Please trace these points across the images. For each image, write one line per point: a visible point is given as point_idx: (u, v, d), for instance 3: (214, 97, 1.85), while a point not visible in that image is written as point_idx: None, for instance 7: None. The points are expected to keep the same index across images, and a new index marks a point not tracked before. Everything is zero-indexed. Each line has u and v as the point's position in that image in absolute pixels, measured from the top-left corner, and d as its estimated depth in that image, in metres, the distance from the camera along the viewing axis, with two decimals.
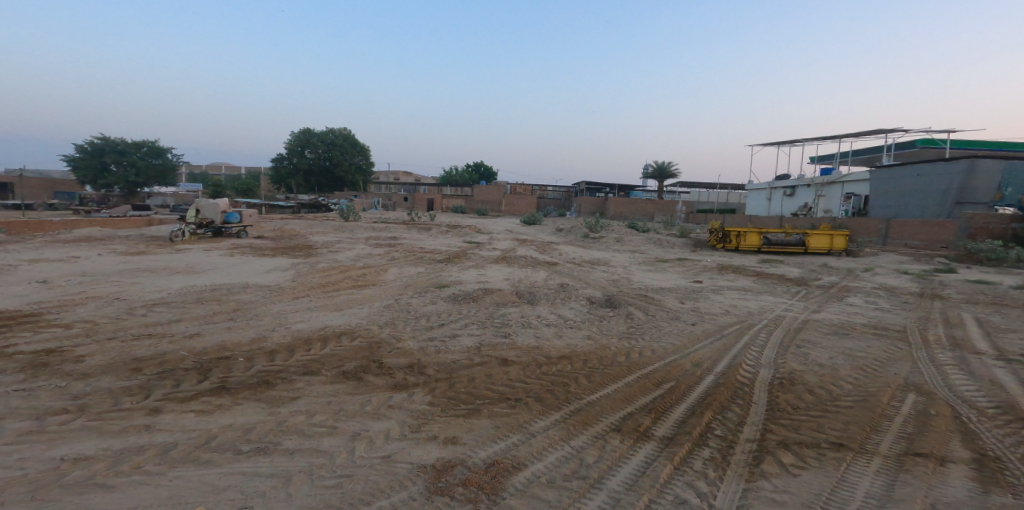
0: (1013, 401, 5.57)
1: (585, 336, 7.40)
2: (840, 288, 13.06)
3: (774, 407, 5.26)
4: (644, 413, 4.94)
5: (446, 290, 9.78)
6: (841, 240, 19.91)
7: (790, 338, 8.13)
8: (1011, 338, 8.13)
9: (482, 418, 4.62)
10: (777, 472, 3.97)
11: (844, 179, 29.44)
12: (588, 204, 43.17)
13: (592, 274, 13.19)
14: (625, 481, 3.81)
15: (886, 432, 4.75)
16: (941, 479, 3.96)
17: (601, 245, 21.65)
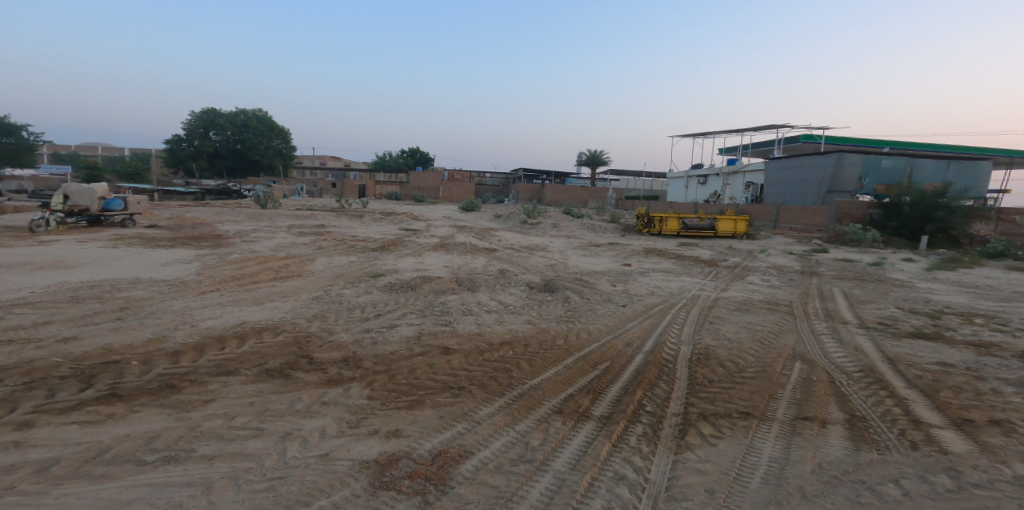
0: (872, 364, 6.42)
1: (525, 321, 7.57)
2: (744, 268, 14.19)
3: (695, 382, 5.70)
4: (583, 395, 5.17)
5: (382, 279, 9.59)
6: (744, 225, 21.53)
7: (704, 315, 8.78)
8: (870, 308, 9.35)
9: (426, 409, 4.65)
10: (699, 443, 4.32)
11: (744, 170, 32.63)
12: (525, 191, 43.51)
13: (530, 259, 13.38)
14: (569, 461, 4.00)
15: (781, 399, 5.31)
16: (823, 438, 4.49)
17: (537, 230, 21.99)
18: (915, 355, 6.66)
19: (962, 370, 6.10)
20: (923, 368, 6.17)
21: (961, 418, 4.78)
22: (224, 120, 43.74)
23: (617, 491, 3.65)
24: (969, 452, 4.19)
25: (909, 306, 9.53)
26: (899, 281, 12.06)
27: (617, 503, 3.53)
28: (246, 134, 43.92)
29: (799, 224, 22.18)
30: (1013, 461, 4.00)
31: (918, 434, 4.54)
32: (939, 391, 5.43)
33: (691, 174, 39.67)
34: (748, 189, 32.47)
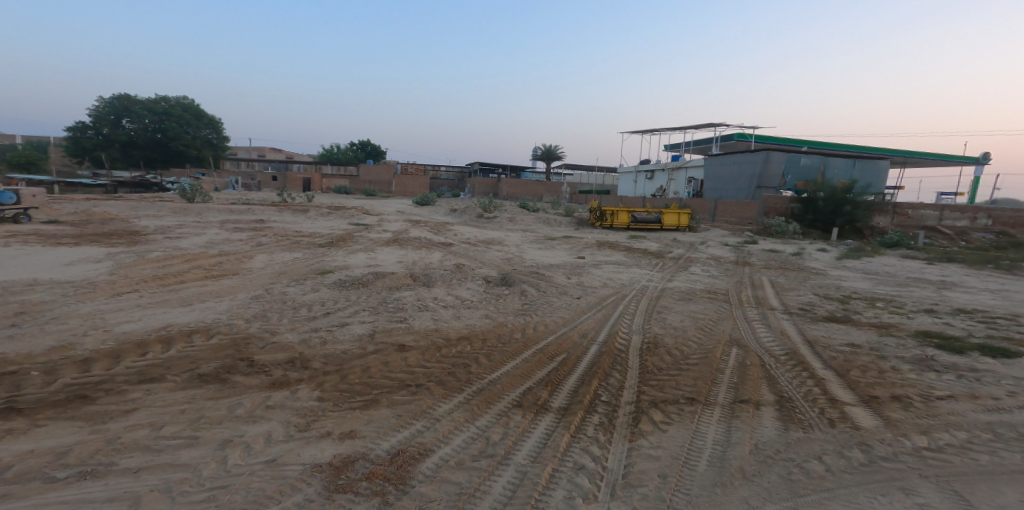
0: (796, 346, 6.84)
1: (483, 315, 7.46)
2: (687, 259, 14.73)
3: (647, 371, 5.85)
4: (541, 387, 5.17)
5: (331, 276, 9.30)
6: (688, 218, 22.18)
7: (652, 305, 9.05)
8: (793, 295, 9.99)
9: (382, 408, 4.52)
10: (651, 430, 4.41)
11: (686, 165, 33.97)
12: (480, 185, 43.28)
13: (486, 254, 13.27)
14: (530, 453, 3.97)
15: (722, 384, 5.54)
16: (758, 419, 4.69)
17: (493, 224, 21.92)
18: (829, 337, 7.19)
19: (867, 350, 6.61)
20: (835, 349, 6.65)
21: (868, 395, 5.17)
22: (139, 107, 41.30)
23: (577, 480, 3.64)
24: (878, 428, 4.50)
25: (822, 292, 10.29)
26: (814, 270, 12.98)
27: (577, 492, 3.51)
28: (166, 122, 41.42)
29: (733, 217, 23.98)
30: (916, 435, 4.34)
31: (834, 412, 4.85)
32: (850, 371, 5.85)
33: (639, 168, 40.72)
34: (689, 184, 33.78)
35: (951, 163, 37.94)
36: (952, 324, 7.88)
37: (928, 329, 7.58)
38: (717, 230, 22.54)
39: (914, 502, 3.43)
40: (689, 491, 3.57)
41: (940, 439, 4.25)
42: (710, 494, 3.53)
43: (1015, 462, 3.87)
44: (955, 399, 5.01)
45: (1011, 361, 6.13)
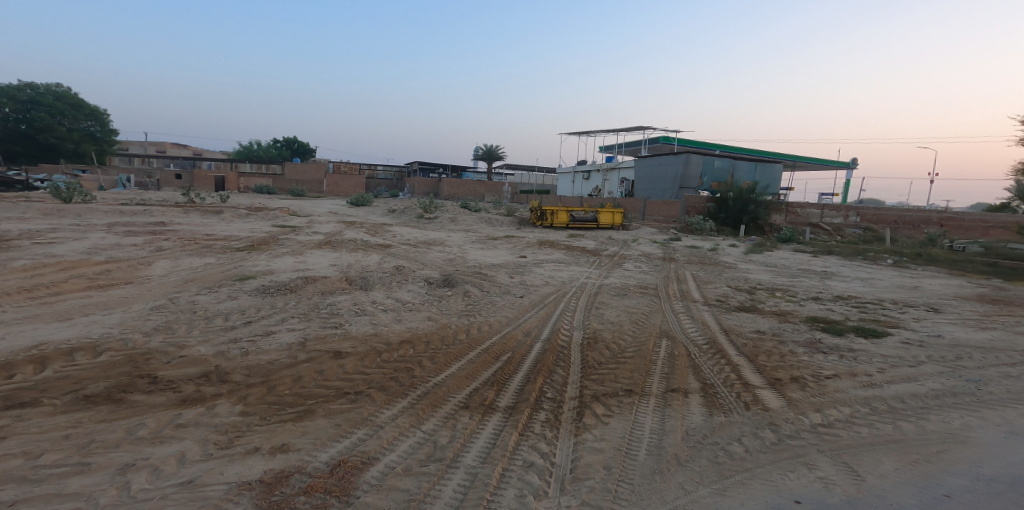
0: (715, 335, 7.31)
1: (425, 318, 7.37)
2: (621, 256, 15.26)
3: (589, 365, 6.05)
4: (487, 387, 5.20)
5: (252, 282, 8.86)
6: (621, 217, 23.18)
7: (591, 302, 9.32)
8: (713, 288, 10.64)
9: (318, 419, 4.37)
10: (594, 423, 4.55)
11: (619, 166, 35.32)
12: (422, 185, 42.63)
13: (427, 255, 13.08)
14: (479, 455, 3.95)
15: (655, 375, 5.81)
16: (687, 407, 4.96)
17: (435, 225, 21.64)
18: (741, 325, 7.78)
19: (770, 335, 7.24)
20: (745, 336, 7.22)
21: (773, 378, 5.63)
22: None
23: (527, 478, 3.66)
24: (782, 408, 4.90)
25: (734, 284, 11.09)
26: (725, 264, 13.95)
27: (528, 490, 3.52)
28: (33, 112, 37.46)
29: (659, 216, 25.40)
30: (811, 412, 4.78)
31: (747, 395, 5.22)
32: (758, 356, 6.34)
33: (575, 169, 41.76)
34: (622, 184, 35.02)
35: (845, 166, 42.28)
36: (831, 309, 8.80)
37: (814, 314, 8.42)
38: (647, 228, 23.58)
39: (817, 476, 3.72)
40: (632, 480, 3.68)
41: (831, 415, 4.71)
42: (650, 482, 3.65)
43: (892, 432, 4.36)
44: (838, 378, 5.57)
45: (880, 341, 6.95)
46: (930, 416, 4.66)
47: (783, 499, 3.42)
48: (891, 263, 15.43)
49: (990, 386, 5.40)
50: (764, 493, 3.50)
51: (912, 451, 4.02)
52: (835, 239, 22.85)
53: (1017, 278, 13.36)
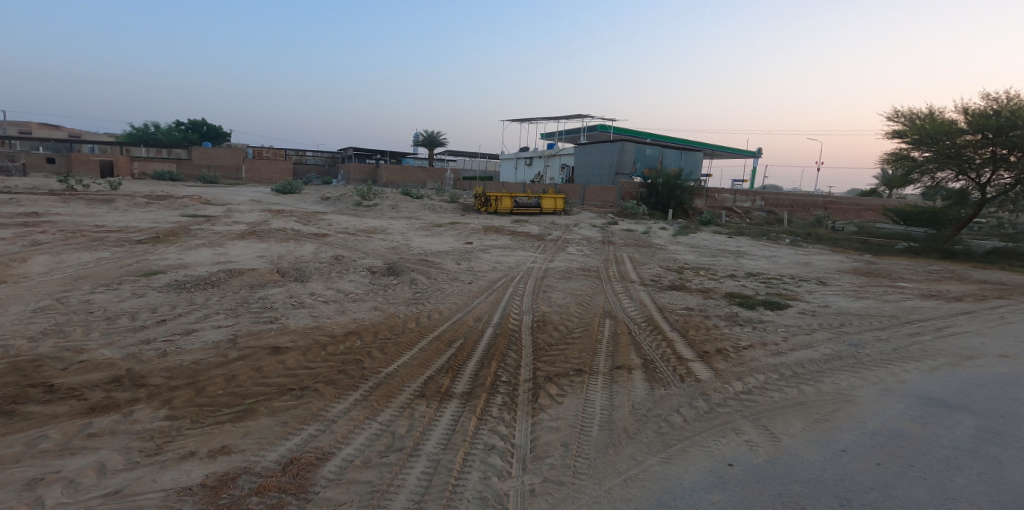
0: (651, 313, 7.88)
1: (372, 307, 7.29)
2: (564, 241, 15.72)
3: (540, 348, 6.39)
4: (442, 374, 5.41)
5: (162, 277, 8.14)
6: (563, 202, 23.89)
7: (538, 285, 9.69)
8: (648, 269, 11.31)
9: (261, 418, 4.16)
10: (549, 403, 4.89)
11: (559, 153, 36.11)
12: (358, 172, 41.40)
13: (369, 244, 12.86)
14: (440, 441, 4.14)
15: (601, 353, 6.25)
16: (630, 382, 5.40)
17: (375, 213, 21.20)
18: (673, 302, 8.45)
19: (697, 311, 7.92)
20: (677, 313, 7.84)
21: (702, 351, 6.21)
22: None
23: (490, 461, 3.88)
24: (711, 378, 5.45)
25: (665, 265, 11.83)
26: (656, 246, 14.76)
27: (492, 472, 3.75)
28: None
29: (598, 201, 26.28)
30: (734, 381, 5.36)
31: (681, 369, 5.74)
32: (688, 330, 6.98)
33: (516, 156, 42.18)
34: (563, 170, 35.74)
35: (757, 156, 45.82)
36: (746, 285, 9.66)
37: (732, 290, 9.24)
38: (586, 213, 24.33)
39: (742, 439, 4.22)
40: (588, 455, 4.01)
41: (749, 382, 5.30)
42: (604, 455, 3.99)
43: (797, 395, 5.00)
44: (754, 348, 6.24)
45: (782, 312, 7.78)
46: (823, 379, 5.36)
47: (717, 463, 3.87)
48: (790, 242, 17.01)
49: (867, 348, 6.27)
50: (702, 459, 3.93)
51: (813, 411, 4.65)
52: (745, 220, 24.83)
53: (888, 254, 15.26)
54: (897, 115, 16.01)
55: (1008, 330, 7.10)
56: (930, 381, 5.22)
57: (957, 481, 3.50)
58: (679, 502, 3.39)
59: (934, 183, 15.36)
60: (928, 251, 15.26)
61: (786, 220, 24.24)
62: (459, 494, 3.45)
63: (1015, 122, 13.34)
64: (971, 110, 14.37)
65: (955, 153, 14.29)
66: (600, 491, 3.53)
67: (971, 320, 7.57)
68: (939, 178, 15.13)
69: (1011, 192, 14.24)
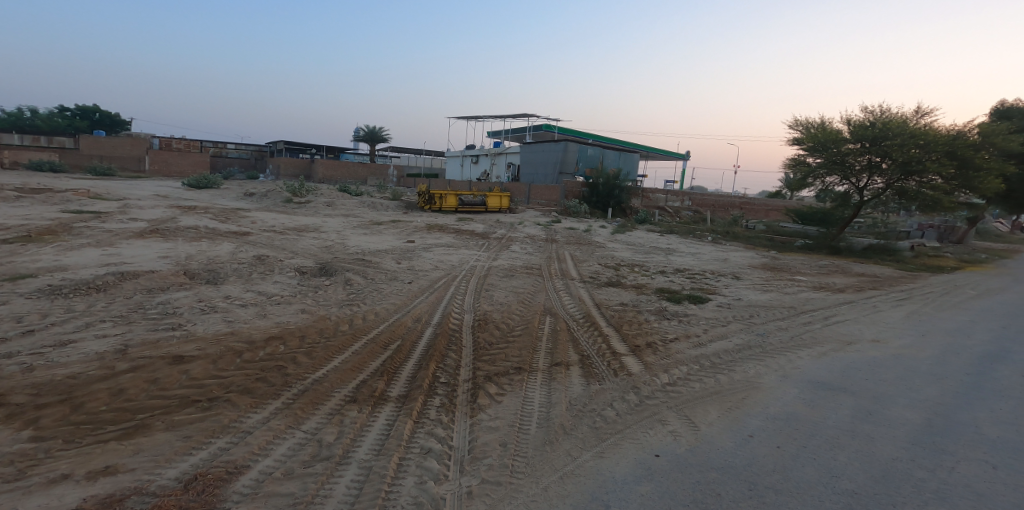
0: (589, 310, 8.03)
1: (299, 310, 6.92)
2: (508, 239, 15.76)
3: (480, 347, 6.34)
4: (377, 378, 5.24)
5: (31, 282, 7.27)
6: (508, 200, 24.03)
7: (480, 284, 9.62)
8: (587, 266, 11.54)
9: (156, 434, 3.83)
10: (488, 403, 4.85)
11: (505, 151, 36.20)
12: (290, 167, 39.51)
13: (298, 243, 12.28)
14: (372, 448, 3.98)
15: (540, 351, 6.27)
16: (567, 379, 5.46)
17: (307, 210, 20.26)
18: (609, 299, 8.66)
19: (632, 306, 8.16)
20: (613, 308, 8.05)
21: (635, 345, 6.40)
22: None
23: (426, 465, 3.78)
24: (641, 371, 5.61)
25: (603, 262, 12.16)
26: (595, 243, 15.14)
27: (428, 476, 3.65)
28: None
29: (543, 200, 26.59)
30: (661, 373, 5.55)
31: (615, 363, 5.87)
32: (623, 325, 7.17)
33: (462, 153, 41.89)
34: (509, 169, 35.87)
35: (687, 158, 48.07)
36: (674, 281, 10.08)
37: (662, 286, 9.60)
38: (530, 212, 24.51)
39: (668, 430, 4.36)
40: (526, 453, 4.00)
41: (673, 374, 5.51)
42: (542, 453, 3.99)
43: (714, 384, 5.25)
44: (679, 341, 6.51)
45: (703, 306, 8.18)
46: (735, 368, 5.66)
47: (646, 455, 3.97)
48: (712, 239, 17.97)
49: (770, 336, 6.71)
50: (632, 452, 4.02)
51: (728, 399, 4.89)
52: (675, 219, 25.99)
53: (789, 250, 16.52)
54: (796, 124, 17.22)
55: (881, 317, 7.89)
56: (821, 366, 5.67)
57: (840, 459, 3.78)
58: (612, 497, 3.42)
59: (824, 187, 16.81)
60: (818, 247, 16.65)
61: (709, 219, 25.62)
62: (393, 501, 3.34)
63: (886, 133, 14.70)
64: (853, 121, 15.66)
65: (841, 160, 15.64)
66: (538, 489, 3.53)
67: (851, 309, 8.30)
68: (828, 182, 16.61)
69: (883, 195, 15.91)
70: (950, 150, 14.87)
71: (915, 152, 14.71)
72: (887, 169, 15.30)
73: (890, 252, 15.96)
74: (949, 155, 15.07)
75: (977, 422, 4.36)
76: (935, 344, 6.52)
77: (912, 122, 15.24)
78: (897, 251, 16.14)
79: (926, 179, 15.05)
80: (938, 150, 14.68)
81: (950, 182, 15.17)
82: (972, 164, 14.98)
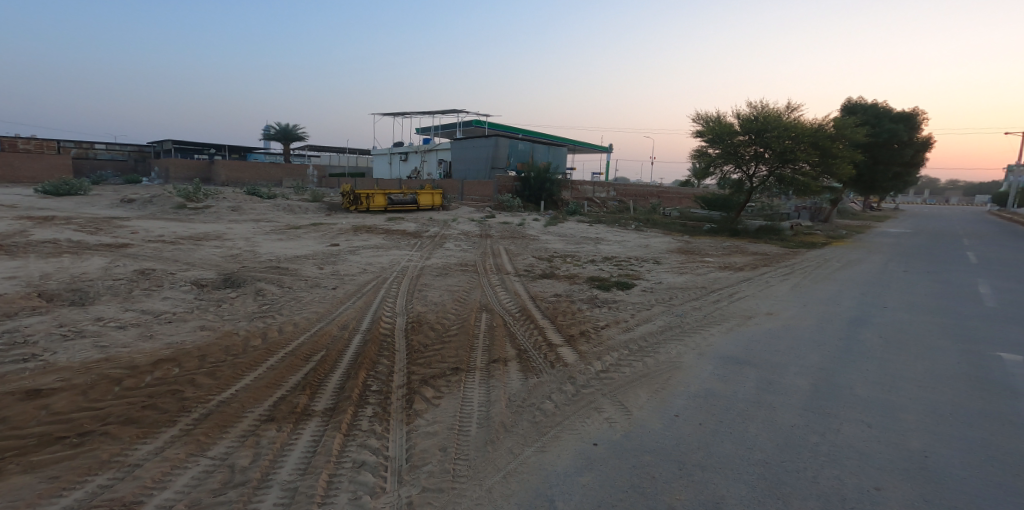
0: (525, 303, 7.90)
1: (196, 328, 6.23)
2: (441, 237, 15.40)
3: (414, 350, 6.00)
4: (298, 393, 4.79)
5: None
6: (440, 198, 23.61)
7: (413, 285, 9.23)
8: (522, 260, 11.45)
9: (13, 478, 3.23)
10: (426, 408, 4.55)
11: (436, 148, 35.51)
12: (186, 169, 36.34)
13: (195, 253, 11.23)
14: (297, 467, 3.58)
15: (478, 349, 6.05)
16: (506, 375, 5.26)
17: (207, 217, 18.66)
18: (544, 290, 8.58)
19: (565, 296, 8.13)
20: (547, 300, 7.98)
21: (570, 335, 6.34)
22: None
23: (360, 479, 3.43)
24: (576, 361, 5.54)
25: (536, 254, 12.11)
26: (529, 237, 15.13)
27: (363, 490, 3.31)
28: None
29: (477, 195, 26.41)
30: (595, 361, 5.50)
31: (551, 355, 5.75)
32: (558, 316, 7.10)
33: (391, 151, 40.68)
34: (440, 165, 35.23)
35: (610, 150, 49.48)
36: (602, 269, 10.22)
37: (592, 274, 9.69)
38: (464, 208, 24.17)
39: (605, 417, 4.29)
40: (467, 455, 3.75)
41: (607, 360, 5.48)
42: (483, 454, 3.76)
43: (642, 367, 5.27)
44: (610, 327, 6.54)
45: (630, 291, 8.32)
46: (660, 350, 5.73)
47: (584, 444, 3.85)
48: (636, 227, 18.52)
49: (688, 316, 6.91)
50: (571, 443, 3.89)
51: (655, 381, 4.91)
52: (603, 210, 26.61)
53: (698, 234, 17.36)
54: (699, 117, 18.14)
55: (772, 290, 8.43)
56: (731, 341, 5.88)
57: (751, 430, 3.87)
58: (555, 491, 3.26)
59: (722, 176, 17.72)
60: (720, 230, 17.65)
61: (633, 209, 26.54)
62: None
63: (767, 126, 15.94)
64: (741, 114, 16.82)
65: (734, 151, 16.73)
66: (481, 491, 3.29)
67: (749, 285, 8.79)
68: (725, 171, 17.50)
69: (768, 182, 17.17)
70: (813, 141, 16.09)
71: (788, 143, 15.95)
72: (768, 158, 16.55)
73: (776, 233, 17.22)
74: (813, 145, 16.33)
75: (854, 383, 4.66)
76: (815, 313, 7.03)
77: (788, 115, 16.55)
78: (782, 231, 17.48)
79: (798, 166, 16.40)
80: (805, 141, 16.00)
81: (814, 168, 16.43)
82: (831, 153, 16.35)
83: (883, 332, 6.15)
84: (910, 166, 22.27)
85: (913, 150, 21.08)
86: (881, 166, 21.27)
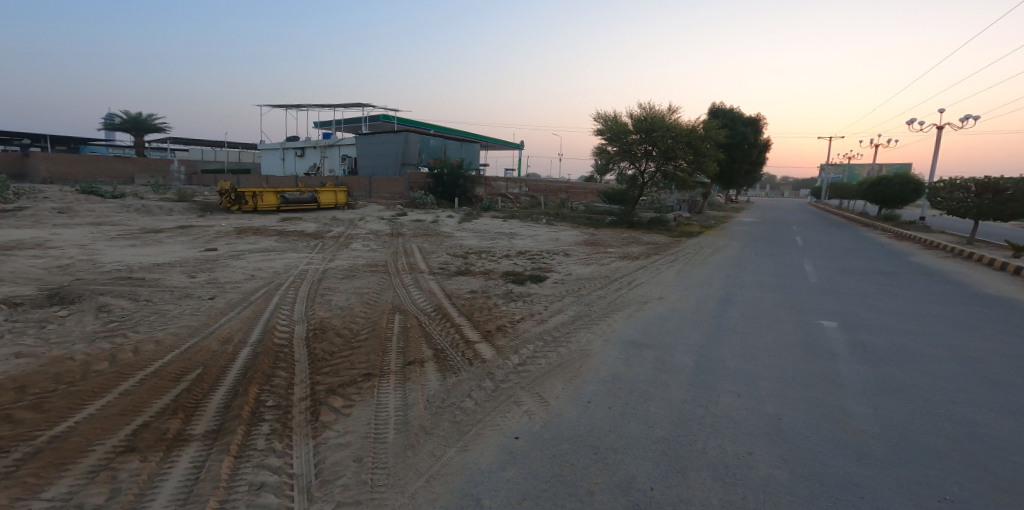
0: (440, 302, 7.41)
1: (9, 357, 5.01)
2: (347, 237, 14.35)
3: (317, 359, 5.30)
4: (168, 416, 3.94)
5: None
6: (343, 195, 22.30)
7: (314, 289, 8.36)
8: (436, 257, 10.92)
9: None
10: (334, 418, 3.92)
11: (339, 143, 33.50)
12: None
13: (6, 265, 9.29)
14: (172, 500, 2.87)
15: (392, 352, 5.48)
16: (423, 377, 4.76)
17: (23, 220, 15.68)
18: (459, 288, 8.15)
19: (480, 292, 7.76)
20: (463, 297, 7.56)
21: (487, 330, 5.99)
22: None
23: (259, 504, 2.81)
24: (494, 357, 5.18)
25: (451, 251, 11.61)
26: (442, 234, 14.56)
27: None
28: None
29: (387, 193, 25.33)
30: (512, 354, 5.19)
31: (469, 353, 5.35)
32: (474, 313, 6.70)
33: (286, 147, 37.73)
34: (343, 162, 33.27)
35: (520, 148, 49.77)
36: (516, 263, 9.98)
37: (507, 269, 9.40)
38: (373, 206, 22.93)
39: (524, 410, 3.96)
40: (386, 463, 3.22)
41: (523, 354, 5.19)
42: (404, 459, 3.25)
43: (557, 358, 5.04)
44: (524, 321, 6.27)
45: (542, 284, 8.15)
46: (572, 339, 5.56)
47: (506, 439, 3.49)
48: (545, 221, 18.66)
49: (595, 305, 6.85)
50: (493, 439, 3.50)
51: (568, 371, 4.69)
52: (516, 205, 26.60)
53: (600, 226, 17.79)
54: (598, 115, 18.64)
55: (662, 276, 8.69)
56: (632, 327, 5.86)
57: (650, 410, 3.77)
58: (482, 490, 2.88)
59: (620, 172, 18.24)
60: (619, 223, 18.25)
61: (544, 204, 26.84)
62: None
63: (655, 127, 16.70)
64: (635, 114, 17.48)
65: (628, 149, 17.36)
66: (404, 499, 2.82)
67: (644, 273, 9.00)
68: (621, 167, 18.02)
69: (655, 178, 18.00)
70: (687, 141, 17.17)
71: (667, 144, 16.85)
72: (654, 156, 17.38)
73: (662, 224, 18.15)
74: (689, 145, 17.40)
75: (725, 357, 4.77)
76: (694, 295, 7.31)
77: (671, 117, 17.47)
78: (667, 222, 18.50)
79: (676, 164, 17.41)
80: (682, 142, 17.01)
81: (690, 165, 17.56)
82: (702, 152, 17.54)
83: (745, 309, 6.47)
84: (754, 164, 24.96)
85: (757, 151, 23.56)
86: (736, 164, 23.29)
